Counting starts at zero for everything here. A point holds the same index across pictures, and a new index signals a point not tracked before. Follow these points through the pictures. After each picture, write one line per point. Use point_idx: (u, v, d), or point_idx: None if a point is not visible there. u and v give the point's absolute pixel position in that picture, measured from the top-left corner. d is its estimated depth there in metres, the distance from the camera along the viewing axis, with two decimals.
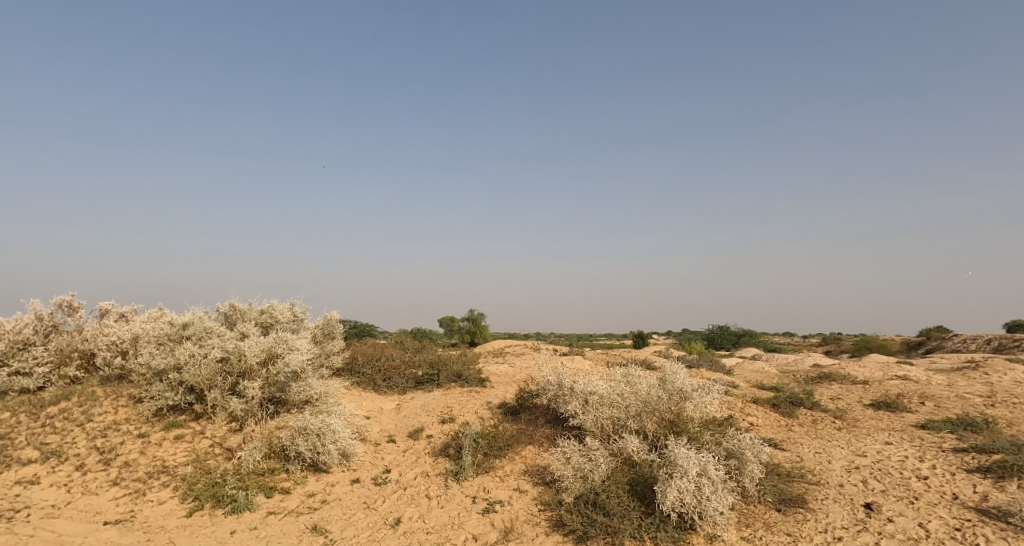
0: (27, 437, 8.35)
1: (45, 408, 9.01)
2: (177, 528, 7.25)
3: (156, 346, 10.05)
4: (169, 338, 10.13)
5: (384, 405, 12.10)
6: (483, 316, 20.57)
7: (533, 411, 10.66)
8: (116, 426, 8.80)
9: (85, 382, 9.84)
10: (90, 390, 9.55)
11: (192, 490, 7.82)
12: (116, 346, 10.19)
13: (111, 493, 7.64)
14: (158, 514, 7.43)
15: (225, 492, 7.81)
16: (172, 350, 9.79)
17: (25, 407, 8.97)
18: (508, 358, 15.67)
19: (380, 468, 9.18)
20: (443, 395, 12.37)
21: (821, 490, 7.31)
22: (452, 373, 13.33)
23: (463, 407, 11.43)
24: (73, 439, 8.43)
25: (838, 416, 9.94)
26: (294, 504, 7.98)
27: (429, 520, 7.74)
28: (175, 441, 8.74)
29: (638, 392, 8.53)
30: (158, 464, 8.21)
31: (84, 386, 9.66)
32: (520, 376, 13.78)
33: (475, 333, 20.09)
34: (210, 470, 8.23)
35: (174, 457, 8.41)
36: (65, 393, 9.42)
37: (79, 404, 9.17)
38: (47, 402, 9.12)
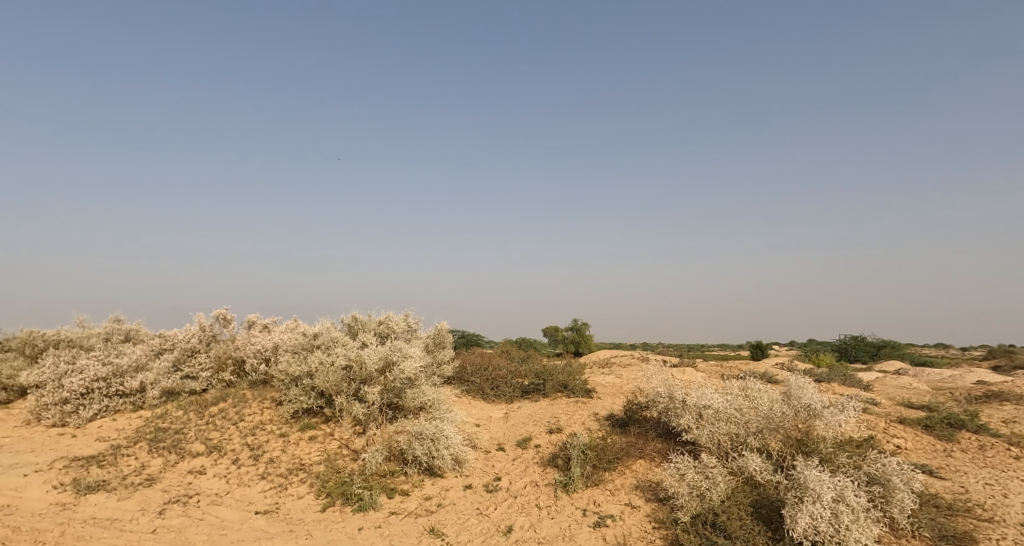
0: (195, 433, 9.55)
1: (208, 407, 10.27)
2: (314, 522, 7.92)
3: (292, 354, 11.09)
4: (303, 347, 11.14)
5: (492, 413, 12.43)
6: (587, 326, 20.44)
7: (643, 424, 10.42)
8: (262, 426, 9.81)
9: (238, 386, 11.09)
10: (241, 393, 10.73)
11: (325, 487, 8.52)
12: (261, 353, 11.40)
13: (260, 485, 8.52)
14: (298, 508, 8.16)
15: (352, 490, 8.42)
16: (305, 358, 10.76)
17: (193, 407, 10.29)
18: (615, 368, 15.43)
19: (491, 475, 9.42)
20: (550, 405, 12.46)
21: (995, 529, 6.47)
22: (558, 383, 13.40)
23: (570, 418, 11.44)
24: (229, 436, 9.52)
25: (1014, 442, 8.72)
26: (413, 505, 8.42)
27: (540, 530, 7.82)
28: (310, 441, 9.57)
29: (760, 407, 8.03)
30: (296, 462, 9.03)
31: (236, 390, 10.89)
32: (627, 388, 13.53)
33: (580, 343, 19.99)
34: (339, 470, 8.92)
35: (309, 456, 9.21)
36: (223, 395, 10.69)
37: (233, 405, 10.34)
38: (210, 403, 10.40)
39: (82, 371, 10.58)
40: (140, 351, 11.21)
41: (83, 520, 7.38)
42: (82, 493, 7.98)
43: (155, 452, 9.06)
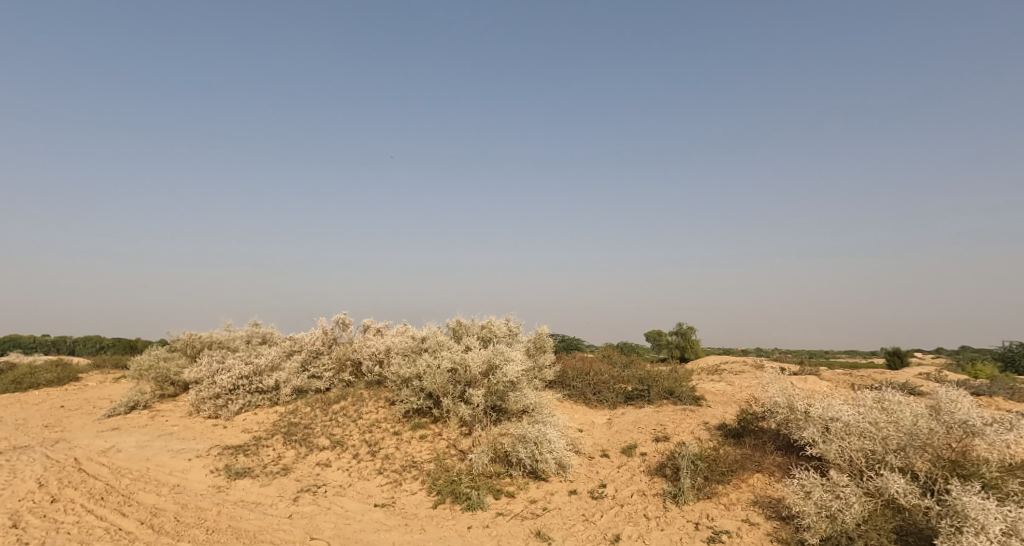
0: (321, 428, 10.30)
1: (331, 405, 11.04)
2: (427, 517, 8.21)
3: (403, 356, 11.60)
4: (412, 350, 11.64)
5: (595, 419, 12.24)
6: (693, 330, 19.58)
7: (759, 436, 9.75)
8: (378, 424, 10.36)
9: (356, 386, 11.82)
10: (359, 393, 11.42)
11: (436, 485, 8.81)
12: (375, 355, 12.06)
13: (377, 480, 8.98)
14: (412, 503, 8.51)
15: (461, 489, 8.64)
16: (414, 360, 11.22)
17: (319, 404, 11.12)
18: (725, 376, 14.61)
19: (596, 481, 9.25)
20: (655, 412, 12.05)
21: None
22: (664, 389, 12.93)
23: (677, 426, 10.97)
24: (349, 432, 10.16)
25: None
26: (519, 508, 8.46)
27: (650, 542, 7.56)
28: (420, 440, 9.95)
29: (901, 422, 7.21)
30: (409, 460, 9.42)
31: (355, 389, 11.61)
32: (740, 397, 12.76)
33: (685, 348, 19.20)
34: (448, 468, 9.18)
35: (421, 455, 9.58)
36: (343, 394, 11.44)
37: (352, 403, 11.03)
38: (333, 401, 11.17)
39: (229, 370, 11.81)
40: (275, 352, 12.30)
41: (235, 502, 8.20)
42: (232, 477, 8.88)
43: (289, 444, 9.88)
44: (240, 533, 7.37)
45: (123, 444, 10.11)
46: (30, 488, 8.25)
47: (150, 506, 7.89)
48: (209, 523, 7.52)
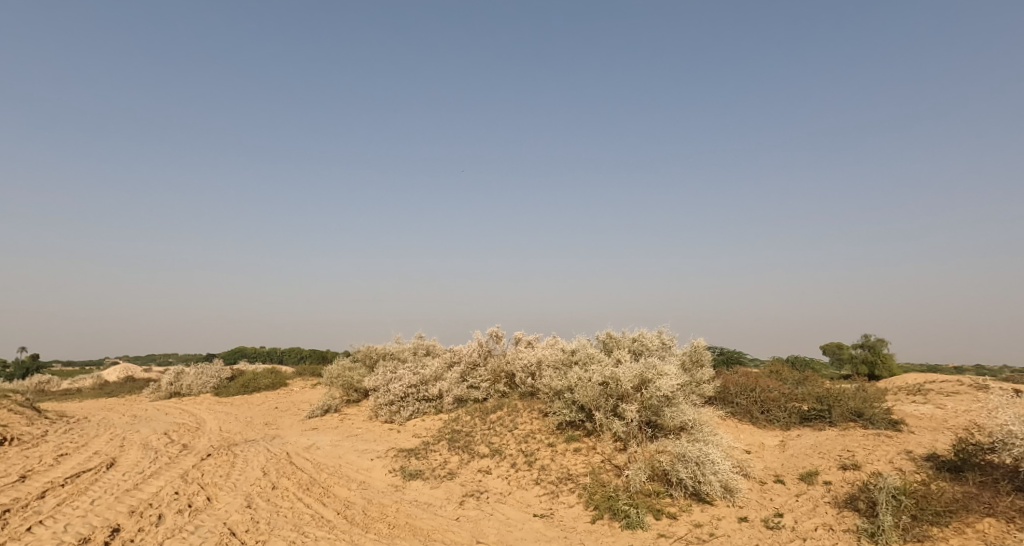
0: (481, 436, 10.72)
1: (489, 414, 11.46)
2: (586, 532, 8.07)
3: (554, 369, 11.63)
4: (563, 362, 11.61)
5: (765, 440, 11.18)
6: (884, 343, 17.11)
7: (986, 472, 8.14)
8: (533, 435, 10.50)
9: (510, 397, 12.13)
10: (514, 404, 11.69)
11: (593, 499, 8.64)
12: (527, 368, 12.26)
13: (535, 490, 9.06)
14: (570, 516, 8.44)
15: (619, 506, 8.37)
16: (565, 373, 11.18)
17: (477, 413, 11.60)
18: (932, 397, 12.49)
19: (771, 510, 8.38)
20: (840, 435, 10.69)
21: None
22: (850, 410, 11.44)
23: (871, 453, 9.58)
24: (507, 441, 10.43)
25: None
26: (683, 531, 7.95)
27: None
28: (575, 452, 9.87)
29: None
30: (565, 472, 9.37)
31: (509, 400, 11.91)
32: (954, 423, 10.79)
33: (875, 364, 16.85)
34: (605, 483, 8.96)
35: (576, 468, 9.49)
36: (499, 404, 11.80)
37: (508, 413, 11.33)
38: (490, 410, 11.58)
39: (400, 379, 12.84)
40: (438, 363, 13.10)
41: (410, 501, 8.82)
42: (407, 478, 9.59)
43: (453, 450, 10.42)
44: (416, 530, 7.88)
45: (321, 442, 11.47)
46: (257, 475, 9.70)
47: (344, 498, 8.81)
48: (390, 519, 8.16)
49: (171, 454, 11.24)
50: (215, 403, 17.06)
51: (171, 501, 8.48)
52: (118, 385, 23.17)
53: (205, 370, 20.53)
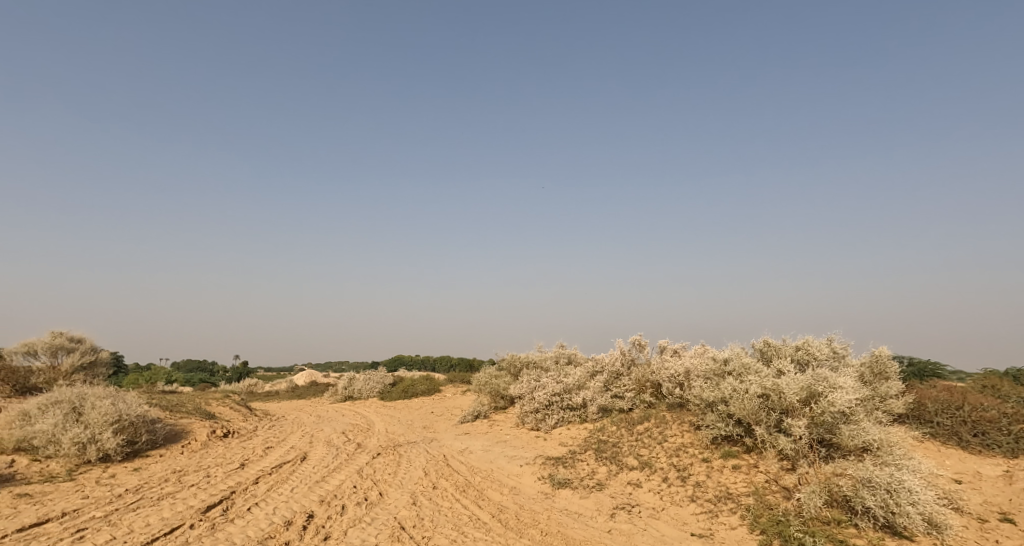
0: (628, 447, 10.45)
1: (635, 425, 11.14)
2: None
3: (705, 379, 10.95)
4: (715, 373, 10.86)
5: (979, 469, 9.47)
6: None
7: None
8: (685, 448, 9.99)
9: (657, 408, 11.67)
10: (661, 415, 11.23)
11: (758, 522, 7.95)
12: (674, 378, 11.71)
13: (692, 507, 8.60)
14: (733, 538, 7.84)
15: (790, 532, 7.60)
16: (718, 384, 10.47)
17: (623, 424, 11.33)
18: None
19: None
20: None
21: None
22: None
23: None
24: (657, 454, 10.04)
25: None
26: None
27: None
28: (733, 470, 9.19)
29: None
30: (724, 490, 8.76)
31: (657, 411, 11.46)
32: None
33: None
34: (772, 506, 8.21)
35: (736, 486, 8.82)
36: (646, 415, 11.41)
37: (656, 425, 10.91)
38: (637, 421, 11.24)
39: (545, 387, 13.01)
40: (580, 372, 13.04)
41: (561, 509, 8.86)
42: (556, 486, 9.65)
43: (600, 460, 10.28)
44: (569, 539, 7.89)
45: (473, 446, 12.02)
46: (419, 475, 10.45)
47: (498, 502, 9.11)
48: (542, 525, 8.27)
49: (348, 451, 12.55)
50: (381, 406, 18.72)
51: (351, 494, 9.45)
52: (304, 389, 26.50)
53: (372, 376, 22.66)
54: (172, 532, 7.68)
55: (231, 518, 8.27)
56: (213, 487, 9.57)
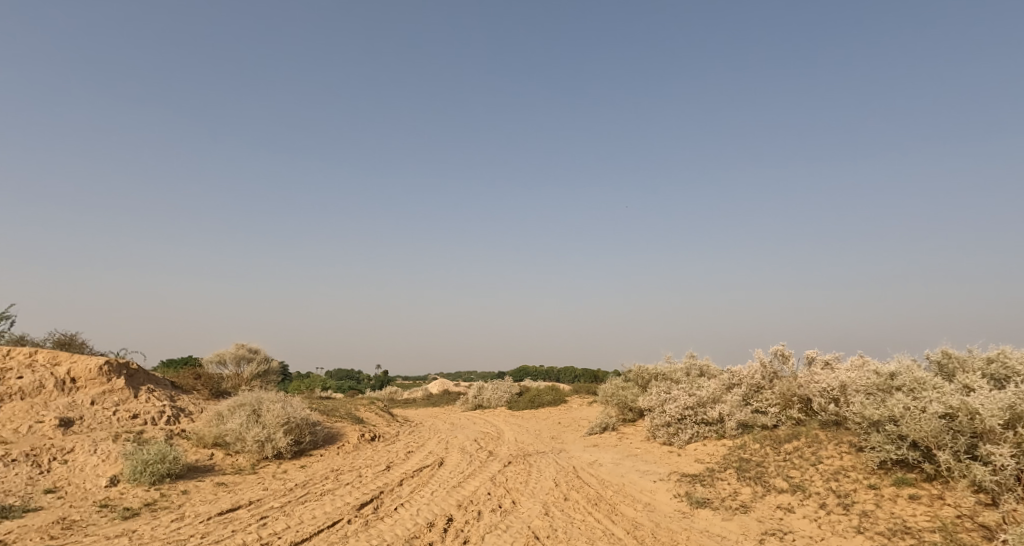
0: (776, 468, 9.65)
1: (783, 444, 10.26)
2: None
3: (866, 395, 9.79)
4: (879, 388, 9.68)
5: None
6: None
7: None
8: (845, 472, 9.00)
9: (808, 425, 10.61)
10: (813, 433, 10.22)
11: None
12: (828, 393, 10.60)
13: (858, 540, 7.67)
14: None
15: None
16: (884, 401, 9.28)
17: (768, 441, 10.51)
18: None
19: None
20: None
21: None
22: None
23: None
24: (811, 477, 9.15)
25: None
26: None
27: None
28: (910, 500, 8.06)
29: None
30: (899, 523, 7.69)
31: (808, 429, 10.44)
32: None
33: None
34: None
35: (915, 519, 7.70)
36: (795, 433, 10.45)
37: (808, 444, 9.96)
38: (784, 440, 10.35)
39: (676, 399, 12.45)
40: (715, 385, 12.32)
41: (701, 531, 8.39)
42: (694, 506, 9.16)
43: (743, 480, 9.60)
44: None
45: (603, 459, 11.82)
46: (550, 485, 10.48)
47: (632, 518, 8.85)
48: None
49: (481, 459, 12.96)
50: (510, 415, 19.15)
51: (486, 500, 9.73)
52: (437, 397, 27.92)
53: (499, 386, 23.28)
54: (334, 525, 8.42)
55: (381, 516, 8.88)
56: (365, 486, 10.37)
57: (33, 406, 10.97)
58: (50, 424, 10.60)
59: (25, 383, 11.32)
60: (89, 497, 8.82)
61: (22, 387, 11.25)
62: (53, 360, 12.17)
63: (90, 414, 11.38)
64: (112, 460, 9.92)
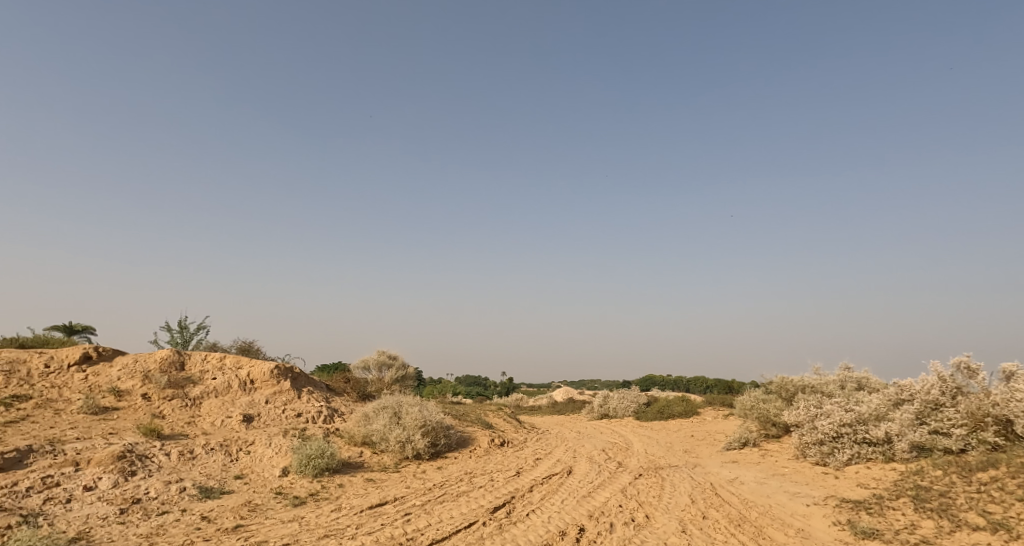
0: (966, 501, 8.27)
1: (972, 472, 8.81)
2: None
3: None
4: None
5: None
6: None
7: None
8: None
9: (1009, 451, 8.92)
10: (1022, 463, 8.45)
11: None
12: None
13: None
14: None
15: None
16: None
17: (955, 468, 9.06)
18: None
19: None
20: None
21: None
22: None
23: None
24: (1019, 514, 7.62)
25: None
26: None
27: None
28: None
29: None
30: None
31: (1009, 455, 8.79)
32: None
33: None
34: None
35: None
36: (991, 460, 8.88)
37: (1013, 474, 8.25)
38: (976, 468, 8.83)
39: (830, 415, 11.33)
40: (879, 400, 10.97)
41: None
42: (859, 537, 8.22)
43: (922, 512, 8.41)
44: None
45: (745, 477, 11.07)
46: (686, 501, 10.03)
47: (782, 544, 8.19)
48: None
49: (610, 469, 12.76)
50: (638, 426, 18.66)
51: (617, 513, 9.55)
52: (563, 405, 28.00)
53: (626, 395, 22.80)
54: (470, 526, 8.76)
55: (514, 521, 9.09)
56: (497, 491, 10.68)
57: (223, 403, 12.76)
58: (236, 419, 12.25)
59: (218, 383, 13.27)
60: (267, 484, 10.03)
61: (215, 386, 13.20)
62: (236, 363, 14.06)
63: (265, 411, 12.98)
64: (283, 452, 11.21)
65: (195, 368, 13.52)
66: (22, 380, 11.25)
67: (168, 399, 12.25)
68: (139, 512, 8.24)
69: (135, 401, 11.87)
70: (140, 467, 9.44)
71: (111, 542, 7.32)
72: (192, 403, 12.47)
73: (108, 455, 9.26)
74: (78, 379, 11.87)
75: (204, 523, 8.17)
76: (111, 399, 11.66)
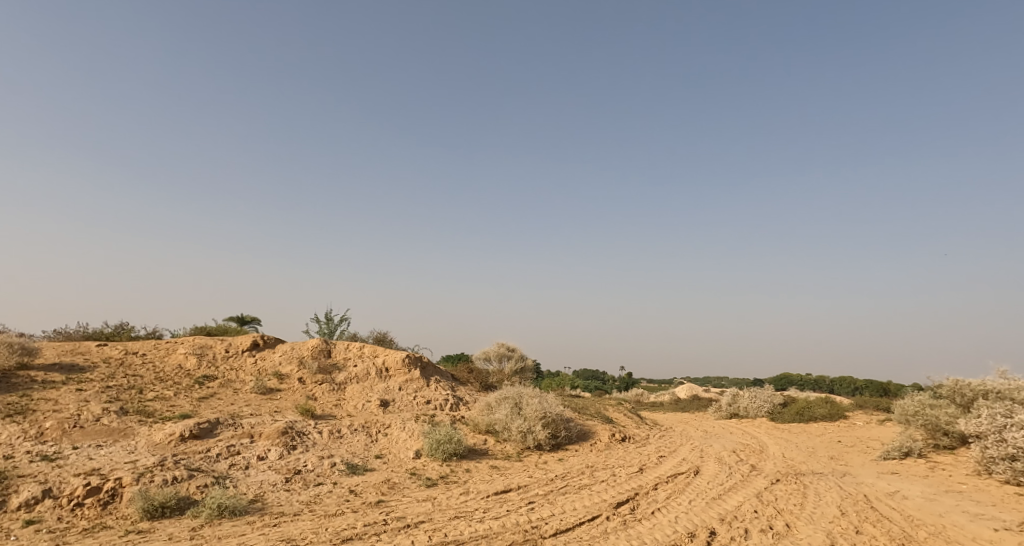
0: None
1: None
2: None
3: None
4: None
5: None
6: None
7: None
8: None
9: None
10: None
11: None
12: None
13: None
14: None
15: None
16: None
17: None
18: None
19: None
20: None
21: None
22: None
23: None
24: None
25: None
26: None
27: None
28: None
29: None
30: None
31: None
32: None
33: None
34: None
35: None
36: None
37: None
38: None
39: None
40: None
41: None
42: None
43: None
44: None
45: (908, 491, 9.93)
46: (834, 513, 9.22)
47: None
48: None
49: (743, 472, 12.06)
50: (772, 428, 17.44)
51: (753, 519, 9.03)
52: (686, 402, 26.91)
53: (757, 395, 21.40)
54: (594, 519, 8.75)
55: (639, 518, 8.93)
56: (620, 486, 10.54)
57: (363, 388, 13.89)
58: (375, 403, 13.27)
59: (358, 370, 14.45)
60: (403, 464, 10.79)
61: (356, 372, 14.39)
62: (374, 352, 15.21)
63: (399, 397, 13.93)
64: (415, 436, 11.95)
65: (340, 355, 14.82)
66: (210, 362, 13.08)
67: (319, 382, 13.58)
68: (300, 482, 9.24)
69: (293, 383, 13.30)
70: (300, 442, 10.58)
71: (281, 505, 8.30)
72: (339, 387, 13.73)
73: (275, 430, 10.48)
74: (251, 362, 13.56)
75: (352, 496, 8.96)
76: (275, 381, 13.17)
